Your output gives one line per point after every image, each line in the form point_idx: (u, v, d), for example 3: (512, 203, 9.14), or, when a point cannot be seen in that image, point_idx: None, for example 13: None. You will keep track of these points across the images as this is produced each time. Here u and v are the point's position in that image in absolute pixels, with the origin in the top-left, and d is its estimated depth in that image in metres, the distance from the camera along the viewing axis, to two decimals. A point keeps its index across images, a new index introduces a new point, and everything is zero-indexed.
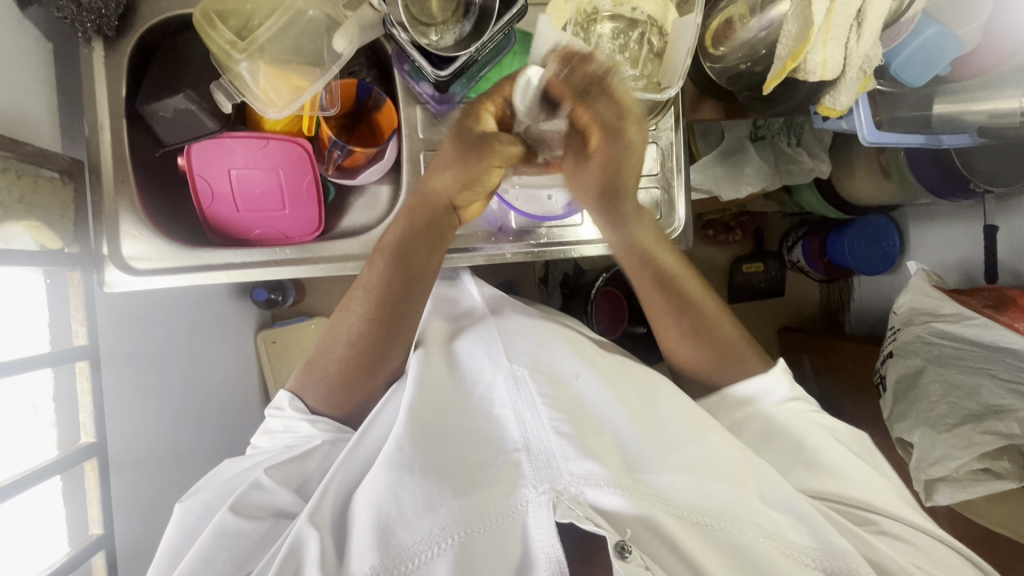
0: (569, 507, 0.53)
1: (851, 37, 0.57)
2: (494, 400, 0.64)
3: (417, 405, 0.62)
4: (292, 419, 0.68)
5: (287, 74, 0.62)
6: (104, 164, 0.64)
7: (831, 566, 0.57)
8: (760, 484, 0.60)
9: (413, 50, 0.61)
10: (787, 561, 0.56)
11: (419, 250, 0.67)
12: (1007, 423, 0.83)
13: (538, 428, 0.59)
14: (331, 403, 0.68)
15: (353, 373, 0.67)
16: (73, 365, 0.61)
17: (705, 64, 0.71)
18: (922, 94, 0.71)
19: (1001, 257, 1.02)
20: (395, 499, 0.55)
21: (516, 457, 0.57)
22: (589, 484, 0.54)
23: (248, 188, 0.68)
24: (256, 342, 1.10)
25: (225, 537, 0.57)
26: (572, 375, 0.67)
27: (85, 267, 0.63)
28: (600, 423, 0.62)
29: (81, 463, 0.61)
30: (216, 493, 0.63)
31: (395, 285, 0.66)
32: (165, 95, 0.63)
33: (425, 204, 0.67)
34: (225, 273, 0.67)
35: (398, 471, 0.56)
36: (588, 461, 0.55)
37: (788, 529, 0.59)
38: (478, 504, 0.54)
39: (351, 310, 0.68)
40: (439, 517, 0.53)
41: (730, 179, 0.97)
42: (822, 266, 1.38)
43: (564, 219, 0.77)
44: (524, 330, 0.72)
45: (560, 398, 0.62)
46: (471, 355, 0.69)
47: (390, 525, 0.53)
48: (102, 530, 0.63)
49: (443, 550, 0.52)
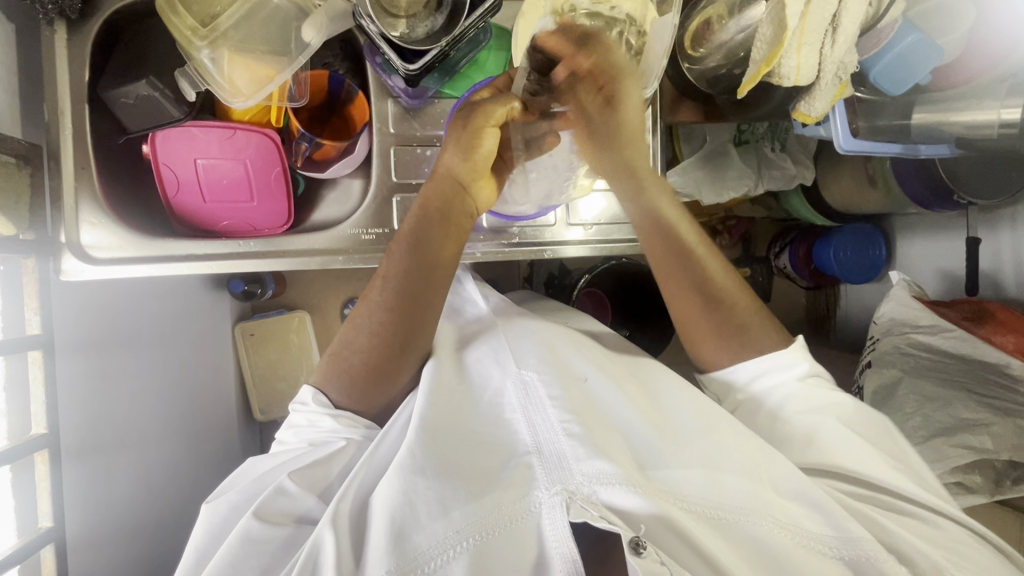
0: (582, 507, 0.52)
1: (826, 43, 0.56)
2: (504, 406, 0.63)
3: (429, 409, 0.61)
4: (315, 413, 0.65)
5: (250, 63, 0.60)
6: (63, 148, 0.62)
7: (849, 555, 0.55)
8: (773, 475, 0.59)
9: (382, 42, 0.60)
10: (805, 549, 0.55)
11: (433, 234, 0.66)
12: (979, 438, 0.83)
13: (549, 430, 0.58)
14: (355, 398, 0.65)
15: (376, 365, 0.65)
16: (26, 354, 0.59)
17: (683, 65, 0.70)
18: (903, 103, 0.70)
19: (982, 269, 1.01)
20: (410, 503, 0.54)
21: (527, 459, 0.57)
22: (601, 483, 0.53)
23: (215, 177, 0.67)
24: (233, 334, 1.08)
25: (252, 544, 0.55)
26: (579, 377, 0.66)
27: (40, 255, 0.61)
28: (612, 425, 0.62)
29: (31, 454, 0.59)
30: (242, 494, 0.60)
31: (416, 270, 0.65)
32: (127, 80, 0.62)
33: (439, 186, 0.67)
34: (199, 264, 0.66)
35: (410, 475, 0.55)
36: (599, 460, 0.54)
37: (804, 519, 0.57)
38: (492, 506, 0.53)
39: (370, 300, 0.66)
40: (453, 521, 0.53)
41: (712, 183, 0.96)
42: (807, 273, 1.36)
43: (538, 219, 0.77)
44: (531, 333, 0.71)
45: (570, 399, 0.61)
46: (480, 363, 0.69)
47: (405, 530, 0.52)
48: (52, 523, 0.61)
49: (460, 552, 0.51)
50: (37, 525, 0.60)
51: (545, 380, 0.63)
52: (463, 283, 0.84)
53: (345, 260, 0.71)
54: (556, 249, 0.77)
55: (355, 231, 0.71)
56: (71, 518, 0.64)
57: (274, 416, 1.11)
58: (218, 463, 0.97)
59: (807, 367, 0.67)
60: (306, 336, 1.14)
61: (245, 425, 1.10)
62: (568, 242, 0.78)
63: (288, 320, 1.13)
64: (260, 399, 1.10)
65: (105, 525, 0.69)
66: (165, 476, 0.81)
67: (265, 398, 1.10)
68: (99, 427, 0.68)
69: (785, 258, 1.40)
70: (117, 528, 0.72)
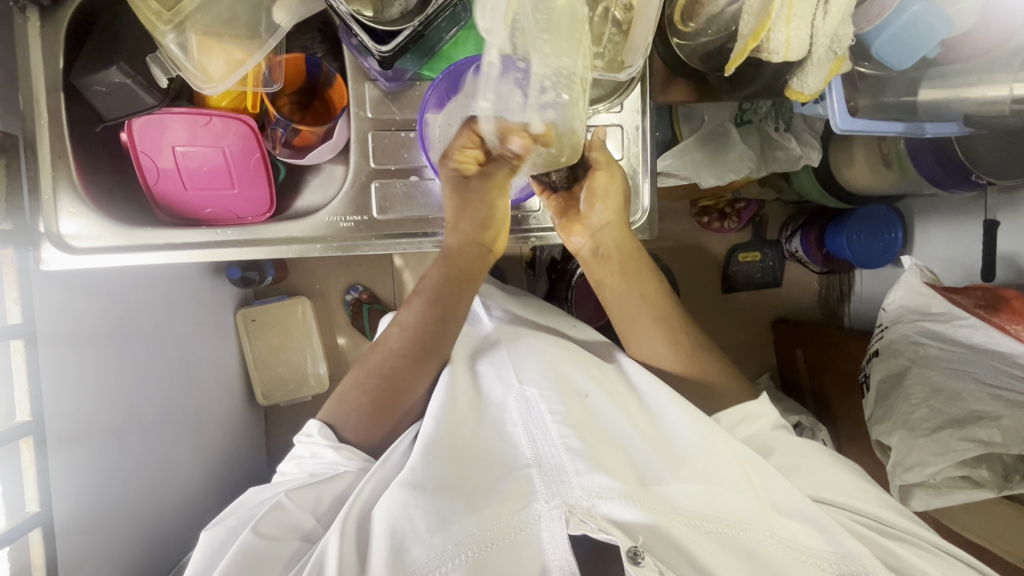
0: (582, 521, 0.52)
1: (818, 14, 0.51)
2: (505, 419, 0.62)
3: (433, 428, 0.60)
4: (320, 446, 0.66)
5: (226, 46, 0.60)
6: (40, 137, 0.62)
7: (851, 570, 0.52)
8: (769, 489, 0.56)
9: (353, 23, 0.58)
10: (803, 567, 0.53)
11: (453, 297, 0.70)
12: (987, 431, 0.79)
13: (548, 444, 0.57)
14: (363, 433, 0.67)
15: (387, 405, 0.68)
16: (7, 344, 0.59)
17: (675, 41, 0.67)
18: (909, 78, 0.66)
19: (1001, 253, 0.97)
20: (408, 517, 0.53)
21: (527, 473, 0.56)
22: (600, 497, 0.53)
23: (195, 165, 0.66)
24: (235, 320, 1.10)
25: (250, 556, 0.56)
26: (581, 393, 0.63)
27: (18, 244, 0.61)
28: (612, 439, 0.59)
29: (16, 440, 0.59)
30: (239, 518, 0.62)
31: (437, 324, 0.69)
32: (99, 68, 0.61)
33: (458, 256, 0.70)
34: (195, 253, 0.66)
35: (411, 490, 0.55)
36: (599, 474, 0.53)
37: (801, 534, 0.54)
38: (491, 520, 0.53)
39: (387, 343, 0.69)
40: (451, 534, 0.52)
41: (710, 165, 0.92)
42: (820, 258, 1.31)
43: (522, 204, 0.73)
44: (534, 350, 0.68)
45: (572, 413, 0.60)
46: (485, 380, 0.67)
47: (404, 544, 0.52)
48: (39, 508, 0.61)
49: (457, 565, 0.51)
50: (24, 510, 0.60)
51: (547, 396, 0.61)
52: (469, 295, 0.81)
53: (324, 249, 0.69)
54: (542, 236, 0.74)
55: (332, 218, 0.69)
56: (60, 504, 0.64)
57: (276, 400, 1.12)
58: (220, 447, 0.99)
59: (775, 418, 0.68)
60: (308, 321, 1.15)
61: (248, 409, 1.11)
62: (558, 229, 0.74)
63: (290, 307, 1.13)
64: (263, 384, 1.11)
65: (100, 511, 0.70)
66: (168, 466, 0.83)
67: (268, 383, 1.12)
68: (96, 414, 0.69)
69: (797, 242, 1.36)
70: (113, 513, 0.72)
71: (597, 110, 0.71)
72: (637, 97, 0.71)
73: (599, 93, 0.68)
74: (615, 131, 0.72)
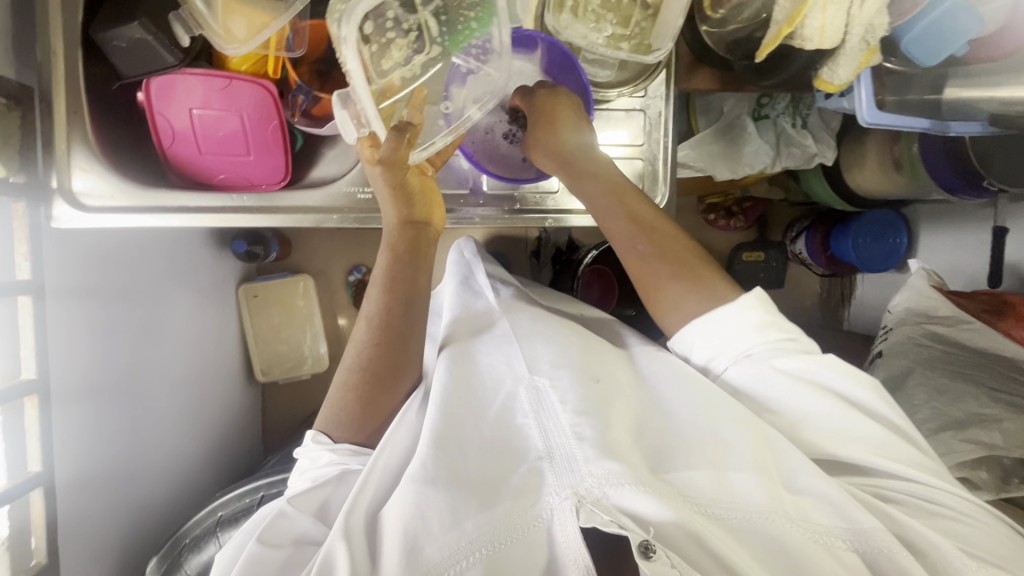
0: (593, 511, 0.51)
1: (854, 4, 0.51)
2: (515, 410, 0.61)
3: (441, 418, 0.59)
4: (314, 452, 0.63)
5: (249, 9, 0.59)
6: (57, 91, 0.61)
7: (865, 547, 0.53)
8: (784, 470, 0.56)
9: None
10: (817, 549, 0.53)
11: (408, 276, 0.66)
12: (990, 433, 0.78)
13: (560, 435, 0.57)
14: (353, 431, 0.64)
15: (368, 394, 0.64)
16: (16, 299, 0.58)
17: (703, 28, 0.66)
18: (935, 75, 0.66)
19: (1007, 260, 0.97)
20: (422, 514, 0.52)
21: (539, 466, 0.55)
22: (612, 484, 0.52)
23: (211, 129, 0.65)
24: (238, 295, 1.08)
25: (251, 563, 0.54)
26: (592, 378, 0.62)
27: (30, 199, 0.60)
28: (624, 428, 0.59)
29: (21, 398, 0.58)
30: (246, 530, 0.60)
31: (396, 306, 0.66)
32: (119, 22, 0.59)
33: (402, 236, 0.66)
34: (208, 216, 0.67)
35: (423, 485, 0.54)
36: (609, 461, 0.53)
37: (816, 514, 0.55)
38: (503, 517, 0.52)
39: (355, 338, 0.66)
40: (465, 531, 0.52)
41: (726, 160, 0.93)
42: (823, 260, 1.31)
43: (538, 183, 0.72)
44: (541, 335, 0.67)
45: (584, 400, 0.59)
46: (490, 364, 0.66)
47: (418, 542, 0.51)
48: (40, 468, 0.60)
49: (472, 562, 0.50)
50: (26, 469, 0.59)
51: (557, 386, 0.60)
52: (473, 276, 0.79)
53: (340, 220, 0.70)
54: (558, 218, 0.74)
55: (349, 189, 0.70)
56: (61, 465, 0.62)
57: (275, 377, 1.11)
58: (218, 421, 0.98)
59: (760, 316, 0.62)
60: (310, 299, 1.12)
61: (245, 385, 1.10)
62: (572, 211, 0.74)
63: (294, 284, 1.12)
64: (262, 359, 1.10)
65: (99, 472, 0.68)
66: (167, 441, 0.82)
67: (267, 360, 1.10)
68: (97, 378, 0.68)
69: (801, 243, 1.34)
70: (110, 481, 0.71)
71: (620, 94, 0.71)
72: (661, 82, 0.70)
73: (625, 75, 0.69)
74: (637, 116, 0.72)
